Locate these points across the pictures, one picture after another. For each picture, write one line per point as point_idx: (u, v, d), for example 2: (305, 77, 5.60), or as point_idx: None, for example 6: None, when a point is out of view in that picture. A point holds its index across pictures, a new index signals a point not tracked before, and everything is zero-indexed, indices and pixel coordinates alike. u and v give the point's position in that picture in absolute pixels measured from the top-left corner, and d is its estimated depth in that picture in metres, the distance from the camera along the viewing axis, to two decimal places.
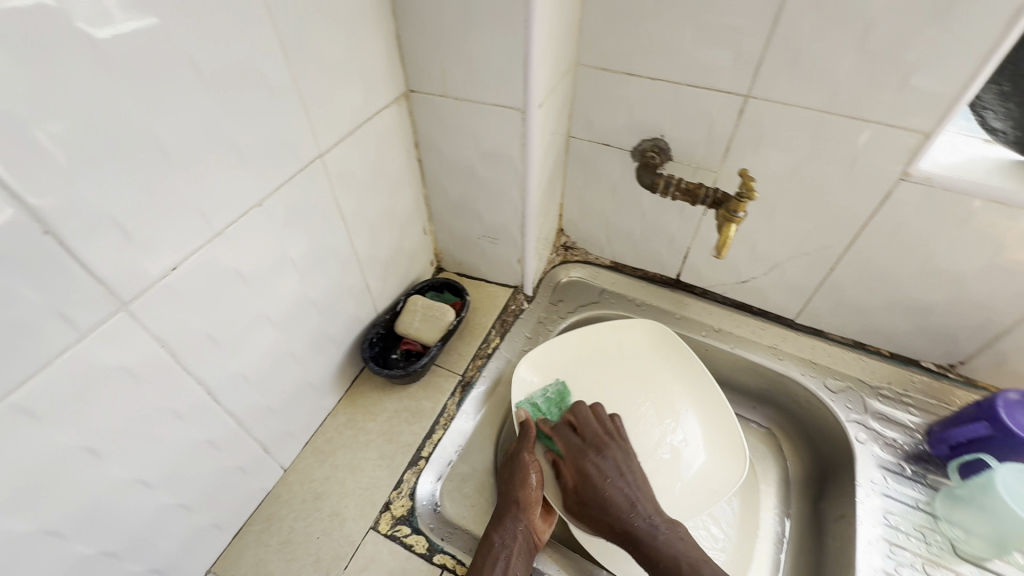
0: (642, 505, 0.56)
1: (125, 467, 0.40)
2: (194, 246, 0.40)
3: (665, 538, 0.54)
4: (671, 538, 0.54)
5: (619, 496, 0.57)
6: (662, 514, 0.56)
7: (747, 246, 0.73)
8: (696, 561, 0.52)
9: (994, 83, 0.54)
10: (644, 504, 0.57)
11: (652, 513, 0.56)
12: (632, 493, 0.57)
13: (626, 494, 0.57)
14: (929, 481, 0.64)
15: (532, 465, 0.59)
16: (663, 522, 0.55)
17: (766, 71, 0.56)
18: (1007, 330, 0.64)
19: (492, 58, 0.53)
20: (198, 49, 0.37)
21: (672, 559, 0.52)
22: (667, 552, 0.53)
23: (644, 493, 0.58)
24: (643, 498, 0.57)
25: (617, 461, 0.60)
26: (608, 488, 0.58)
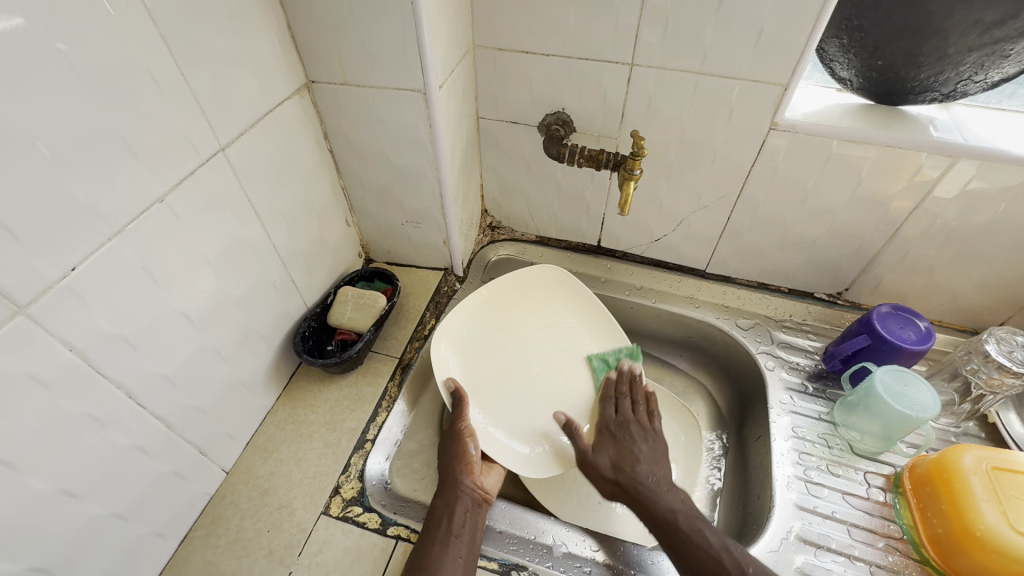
0: (645, 467, 0.58)
1: (43, 477, 0.39)
2: (93, 247, 0.40)
3: (664, 497, 0.55)
4: (669, 496, 0.55)
5: (635, 458, 0.59)
6: (669, 478, 0.58)
7: (655, 206, 0.79)
8: (692, 517, 0.53)
9: (835, 38, 0.61)
10: (649, 466, 0.59)
11: (654, 474, 0.58)
12: (646, 459, 0.60)
13: (641, 459, 0.59)
14: (829, 394, 0.73)
15: (468, 433, 0.62)
16: (665, 483, 0.57)
17: (644, 40, 0.61)
18: (876, 255, 0.73)
19: (387, 43, 0.55)
20: (71, 46, 0.36)
21: (669, 514, 0.53)
22: (665, 510, 0.54)
23: (659, 462, 0.60)
24: (652, 460, 0.60)
25: (644, 431, 0.63)
26: (626, 450, 0.61)
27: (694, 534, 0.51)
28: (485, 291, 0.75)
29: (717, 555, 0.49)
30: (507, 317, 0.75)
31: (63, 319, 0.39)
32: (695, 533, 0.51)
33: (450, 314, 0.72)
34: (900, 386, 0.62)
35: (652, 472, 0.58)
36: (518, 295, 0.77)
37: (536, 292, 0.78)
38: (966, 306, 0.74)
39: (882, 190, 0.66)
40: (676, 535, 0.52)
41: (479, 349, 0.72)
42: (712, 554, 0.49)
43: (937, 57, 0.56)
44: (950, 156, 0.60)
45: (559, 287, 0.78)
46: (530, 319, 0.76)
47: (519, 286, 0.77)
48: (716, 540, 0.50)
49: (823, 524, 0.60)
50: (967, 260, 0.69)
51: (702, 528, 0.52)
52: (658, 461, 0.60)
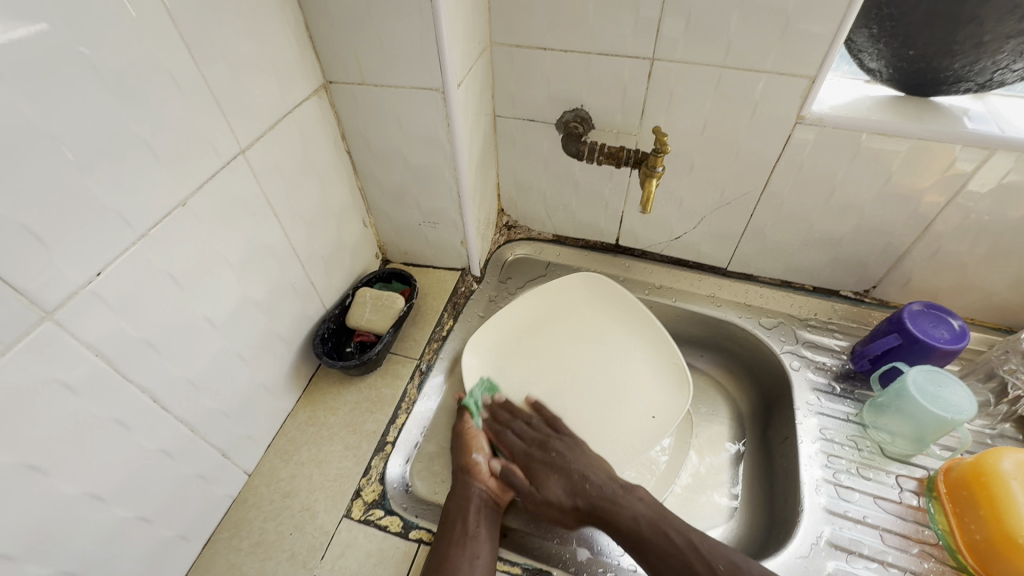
0: (594, 476, 0.58)
1: (71, 482, 0.39)
2: (117, 251, 0.40)
3: (625, 502, 0.55)
4: (628, 500, 0.55)
5: (574, 471, 0.58)
6: (617, 481, 0.58)
7: (675, 204, 0.77)
8: (655, 519, 0.53)
9: (864, 28, 0.59)
10: (595, 474, 0.58)
11: (605, 481, 0.57)
12: (584, 465, 0.59)
13: (581, 469, 0.58)
14: (857, 395, 0.71)
15: (474, 441, 0.62)
16: (620, 487, 0.57)
17: (666, 34, 0.60)
18: (906, 251, 0.71)
19: (405, 42, 0.55)
20: (95, 51, 0.36)
21: (632, 523, 0.53)
22: (630, 519, 0.53)
23: (598, 467, 0.59)
24: (593, 468, 0.59)
25: (568, 442, 0.62)
26: (562, 468, 0.59)
27: (660, 538, 0.52)
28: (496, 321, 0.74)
29: (684, 556, 0.51)
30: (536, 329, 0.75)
31: (89, 323, 0.39)
32: (660, 538, 0.52)
33: (485, 324, 0.73)
34: (935, 387, 0.60)
35: (596, 478, 0.58)
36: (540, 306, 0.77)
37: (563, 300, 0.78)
38: (1001, 303, 0.72)
39: (912, 184, 0.64)
40: (643, 543, 0.52)
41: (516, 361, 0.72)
42: (681, 556, 0.51)
43: (972, 45, 0.53)
44: (986, 148, 0.58)
45: (592, 290, 0.78)
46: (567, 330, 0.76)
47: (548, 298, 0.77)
48: (682, 538, 0.52)
49: (855, 529, 0.59)
50: (1003, 256, 0.66)
51: (667, 529, 0.52)
52: (595, 465, 0.59)
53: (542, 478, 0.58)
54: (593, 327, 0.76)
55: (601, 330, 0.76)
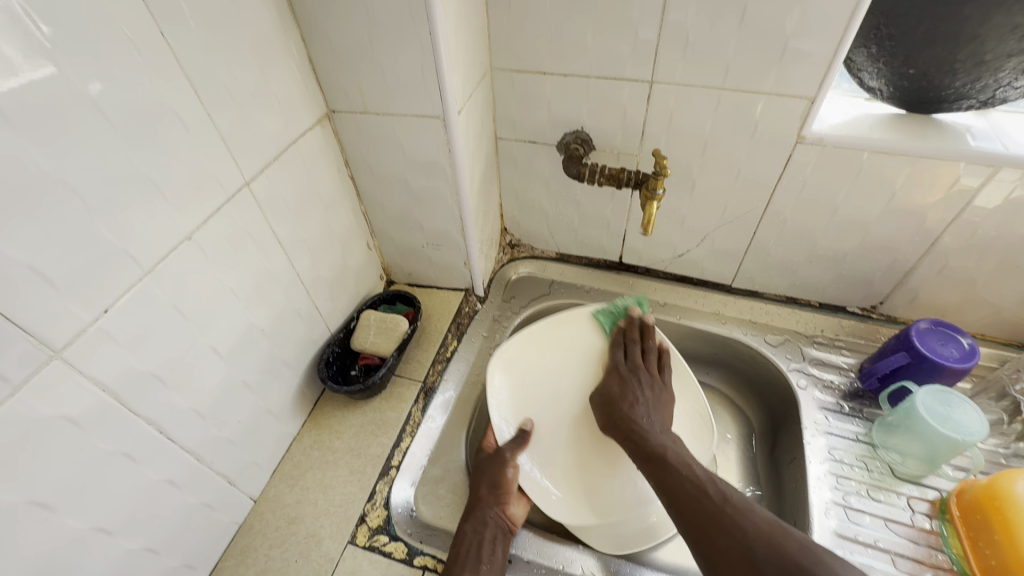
0: (646, 412, 0.61)
1: (78, 516, 0.40)
2: (124, 288, 0.40)
3: (659, 436, 0.58)
4: (666, 438, 0.58)
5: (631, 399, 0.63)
6: (667, 429, 0.60)
7: (678, 222, 0.77)
8: (685, 458, 0.55)
9: (864, 47, 0.59)
10: (654, 415, 0.61)
11: (655, 420, 0.60)
12: (647, 405, 0.62)
13: (639, 404, 0.62)
14: (866, 414, 0.70)
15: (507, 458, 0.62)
16: (667, 434, 0.59)
17: (664, 58, 0.60)
18: (912, 267, 0.70)
19: (406, 71, 0.56)
20: (101, 94, 0.37)
21: (658, 447, 0.57)
22: (658, 446, 0.57)
23: (659, 410, 0.62)
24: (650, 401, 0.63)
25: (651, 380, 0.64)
26: (620, 387, 0.64)
27: (682, 467, 0.54)
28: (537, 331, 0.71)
29: (700, 483, 0.52)
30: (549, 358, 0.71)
31: (97, 359, 0.39)
32: (682, 469, 0.54)
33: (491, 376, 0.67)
34: (944, 407, 0.59)
35: (645, 410, 0.61)
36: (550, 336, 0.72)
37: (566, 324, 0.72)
38: (1012, 319, 0.71)
39: (916, 201, 0.63)
40: (664, 466, 0.55)
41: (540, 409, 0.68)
42: (697, 482, 0.52)
43: (973, 63, 0.53)
44: (990, 165, 0.57)
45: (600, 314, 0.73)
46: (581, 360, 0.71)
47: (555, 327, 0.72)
48: (703, 472, 0.53)
49: (865, 553, 0.58)
50: (1012, 272, 0.66)
51: (690, 462, 0.54)
52: (655, 408, 0.62)
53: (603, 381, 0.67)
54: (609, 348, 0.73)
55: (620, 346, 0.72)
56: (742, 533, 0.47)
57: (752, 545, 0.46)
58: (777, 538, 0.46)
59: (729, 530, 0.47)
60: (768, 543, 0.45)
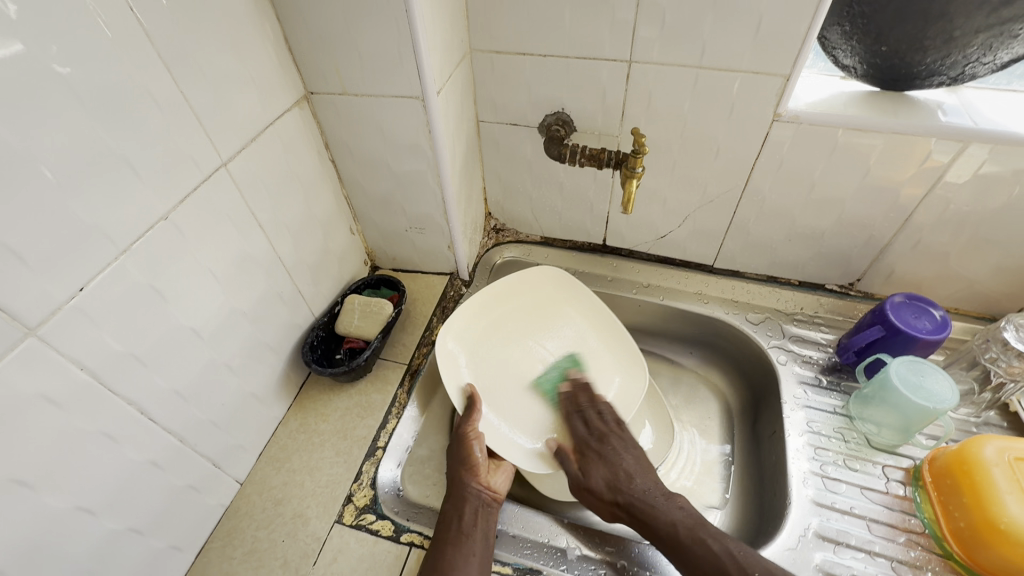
0: (641, 478, 0.58)
1: (59, 495, 0.40)
2: (99, 266, 0.40)
3: (664, 508, 0.54)
4: (669, 508, 0.54)
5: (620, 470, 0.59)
6: (661, 487, 0.57)
7: (660, 203, 0.78)
8: (694, 527, 0.52)
9: (837, 25, 0.60)
10: (643, 478, 0.58)
11: (653, 487, 0.57)
12: (636, 472, 0.59)
13: (630, 473, 0.59)
14: (844, 387, 0.71)
15: (473, 437, 0.61)
16: (662, 495, 0.56)
17: (642, 37, 0.60)
18: (887, 243, 0.72)
19: (383, 52, 0.56)
20: (70, 71, 0.37)
21: (670, 526, 0.53)
22: (668, 523, 0.53)
23: (650, 473, 0.59)
24: (636, 468, 0.59)
25: (623, 440, 0.62)
26: (610, 462, 0.60)
27: (698, 544, 0.51)
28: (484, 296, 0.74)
29: (719, 560, 0.49)
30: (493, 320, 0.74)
31: (73, 338, 0.39)
32: (699, 547, 0.50)
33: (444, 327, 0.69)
34: (917, 377, 0.61)
35: (639, 480, 0.58)
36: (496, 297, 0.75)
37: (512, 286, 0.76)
38: (984, 292, 0.73)
39: (890, 178, 0.64)
40: (682, 550, 0.51)
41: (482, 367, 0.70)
42: (715, 560, 0.49)
43: (943, 40, 0.54)
44: (960, 140, 0.59)
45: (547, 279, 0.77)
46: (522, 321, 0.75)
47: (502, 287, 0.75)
48: (720, 546, 0.50)
49: (841, 520, 0.59)
50: (983, 246, 0.67)
51: (706, 538, 0.51)
52: (644, 470, 0.59)
53: (590, 468, 0.60)
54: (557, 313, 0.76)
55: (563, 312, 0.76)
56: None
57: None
58: None
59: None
60: None
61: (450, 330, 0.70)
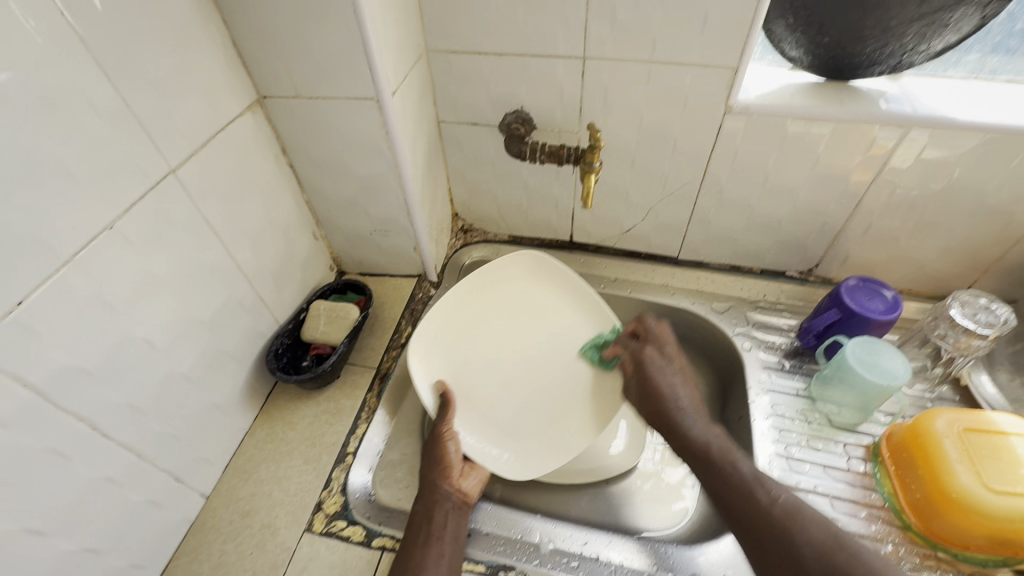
0: (677, 403, 0.58)
1: (4, 517, 0.39)
2: (39, 280, 0.39)
3: (699, 432, 0.54)
4: (705, 430, 0.55)
5: (653, 387, 0.59)
6: (703, 415, 0.57)
7: (622, 197, 0.79)
8: (727, 451, 0.52)
9: (782, 18, 0.62)
10: (681, 399, 0.58)
11: (688, 412, 0.57)
12: (676, 385, 0.59)
13: (667, 390, 0.59)
14: (806, 370, 0.73)
15: (448, 436, 0.61)
16: (703, 420, 0.56)
17: (594, 35, 0.61)
18: (841, 228, 0.74)
19: (335, 54, 0.55)
20: (2, 79, 0.36)
21: (703, 446, 0.53)
22: (699, 441, 0.54)
23: (688, 392, 0.59)
24: (681, 387, 0.59)
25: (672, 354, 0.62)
26: (654, 383, 0.60)
27: (728, 467, 0.51)
28: (457, 295, 0.73)
29: (746, 487, 0.49)
30: (471, 305, 0.74)
31: (14, 354, 0.38)
32: (730, 468, 0.51)
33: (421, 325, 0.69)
34: (872, 355, 0.63)
35: (678, 398, 0.58)
36: (483, 296, 0.75)
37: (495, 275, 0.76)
38: (932, 273, 0.76)
39: (839, 165, 0.66)
40: (710, 470, 0.51)
41: (457, 355, 0.70)
42: (742, 487, 0.49)
43: (880, 30, 0.57)
44: (901, 126, 0.61)
45: (530, 271, 0.77)
46: (499, 308, 0.74)
47: (485, 284, 0.75)
48: (750, 470, 0.50)
49: (805, 499, 0.61)
50: (929, 227, 0.70)
51: (738, 462, 0.51)
52: (681, 390, 0.59)
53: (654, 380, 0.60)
54: (537, 307, 0.75)
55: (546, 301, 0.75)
56: (797, 537, 0.44)
57: (805, 551, 0.43)
58: (835, 552, 0.43)
59: (781, 534, 0.45)
60: (822, 552, 0.43)
61: (416, 350, 0.67)
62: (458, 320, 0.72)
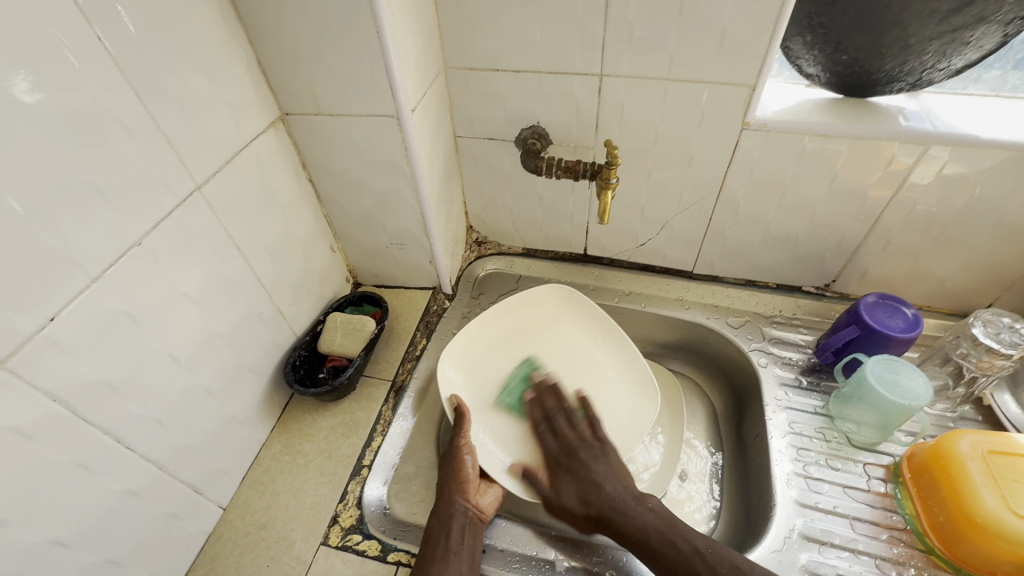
0: (611, 487, 0.58)
1: (32, 529, 0.39)
2: (70, 296, 0.40)
3: (635, 513, 0.55)
4: (638, 511, 0.55)
5: (583, 482, 0.59)
6: (631, 490, 0.58)
7: (637, 211, 0.79)
8: (664, 530, 0.54)
9: (799, 36, 0.62)
10: (612, 485, 0.58)
11: (622, 493, 0.57)
12: (606, 475, 0.59)
13: (597, 479, 0.59)
14: (823, 387, 0.73)
15: (466, 449, 0.62)
16: (634, 497, 0.57)
17: (611, 53, 0.62)
18: (859, 244, 0.73)
19: (356, 73, 0.56)
20: (40, 102, 0.37)
21: (639, 533, 0.54)
22: (637, 528, 0.54)
23: (621, 478, 0.59)
24: (611, 477, 0.59)
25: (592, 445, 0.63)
26: (580, 475, 0.60)
27: (665, 548, 0.52)
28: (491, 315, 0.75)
29: (688, 563, 0.51)
30: (513, 336, 0.75)
31: (46, 370, 0.39)
32: (668, 549, 0.52)
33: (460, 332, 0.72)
34: (891, 374, 0.62)
35: (611, 492, 0.58)
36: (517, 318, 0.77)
37: (555, 315, 0.78)
38: (953, 289, 0.75)
39: (857, 182, 0.66)
40: (650, 553, 0.53)
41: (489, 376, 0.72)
42: (685, 564, 0.51)
43: (899, 47, 0.57)
44: (921, 144, 0.61)
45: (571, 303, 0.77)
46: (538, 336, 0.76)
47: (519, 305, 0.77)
48: (687, 546, 0.52)
49: (825, 520, 0.60)
50: (949, 244, 0.69)
51: (675, 539, 0.53)
52: (614, 476, 0.59)
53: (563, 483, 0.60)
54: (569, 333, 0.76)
55: (600, 359, 0.74)
56: None
57: None
58: None
59: None
60: None
61: (449, 357, 0.70)
62: (491, 340, 0.74)
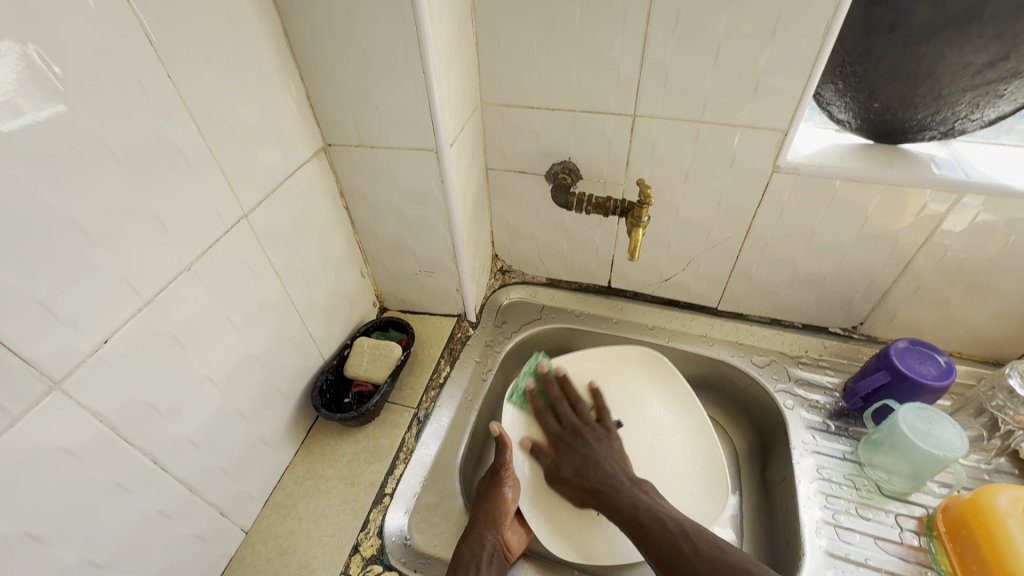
0: (607, 464, 0.62)
1: (69, 548, 0.40)
2: (123, 318, 0.41)
3: (628, 492, 0.58)
4: (632, 491, 0.58)
5: (593, 460, 0.62)
6: (629, 473, 0.61)
7: (663, 247, 0.80)
8: (654, 508, 0.55)
9: (831, 84, 0.63)
10: (611, 464, 0.62)
11: (618, 471, 0.61)
12: (604, 454, 0.63)
13: (601, 456, 0.63)
14: (852, 432, 0.71)
15: (507, 480, 0.63)
16: (629, 479, 0.60)
17: (645, 94, 0.63)
18: (888, 288, 0.73)
19: (400, 107, 0.58)
20: (109, 132, 0.39)
21: (632, 508, 0.56)
22: (630, 505, 0.56)
23: (620, 460, 0.63)
24: (613, 458, 0.63)
25: (600, 431, 0.66)
26: (583, 453, 0.64)
27: (655, 525, 0.54)
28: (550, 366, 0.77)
29: (673, 538, 0.52)
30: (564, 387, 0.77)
31: (95, 390, 0.40)
32: (654, 522, 0.54)
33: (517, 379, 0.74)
34: (926, 424, 0.61)
35: (613, 469, 0.61)
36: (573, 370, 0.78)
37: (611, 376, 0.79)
38: (985, 337, 0.74)
39: (886, 227, 0.66)
40: (640, 529, 0.54)
41: None
42: (669, 538, 0.52)
43: (932, 97, 0.57)
44: (953, 192, 0.61)
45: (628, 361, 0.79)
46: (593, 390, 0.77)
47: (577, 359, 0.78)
48: (674, 524, 0.53)
49: (856, 571, 0.58)
50: (981, 292, 0.69)
51: (662, 516, 0.54)
52: (616, 456, 0.63)
53: (564, 456, 0.64)
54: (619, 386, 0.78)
55: (653, 418, 0.75)
56: None
57: None
58: None
59: None
60: None
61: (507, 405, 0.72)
62: None
